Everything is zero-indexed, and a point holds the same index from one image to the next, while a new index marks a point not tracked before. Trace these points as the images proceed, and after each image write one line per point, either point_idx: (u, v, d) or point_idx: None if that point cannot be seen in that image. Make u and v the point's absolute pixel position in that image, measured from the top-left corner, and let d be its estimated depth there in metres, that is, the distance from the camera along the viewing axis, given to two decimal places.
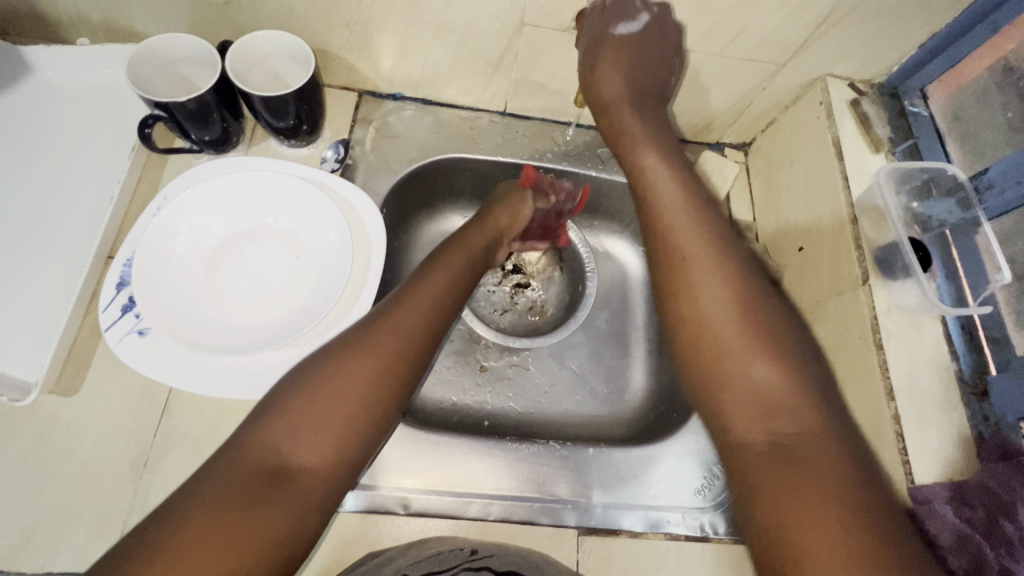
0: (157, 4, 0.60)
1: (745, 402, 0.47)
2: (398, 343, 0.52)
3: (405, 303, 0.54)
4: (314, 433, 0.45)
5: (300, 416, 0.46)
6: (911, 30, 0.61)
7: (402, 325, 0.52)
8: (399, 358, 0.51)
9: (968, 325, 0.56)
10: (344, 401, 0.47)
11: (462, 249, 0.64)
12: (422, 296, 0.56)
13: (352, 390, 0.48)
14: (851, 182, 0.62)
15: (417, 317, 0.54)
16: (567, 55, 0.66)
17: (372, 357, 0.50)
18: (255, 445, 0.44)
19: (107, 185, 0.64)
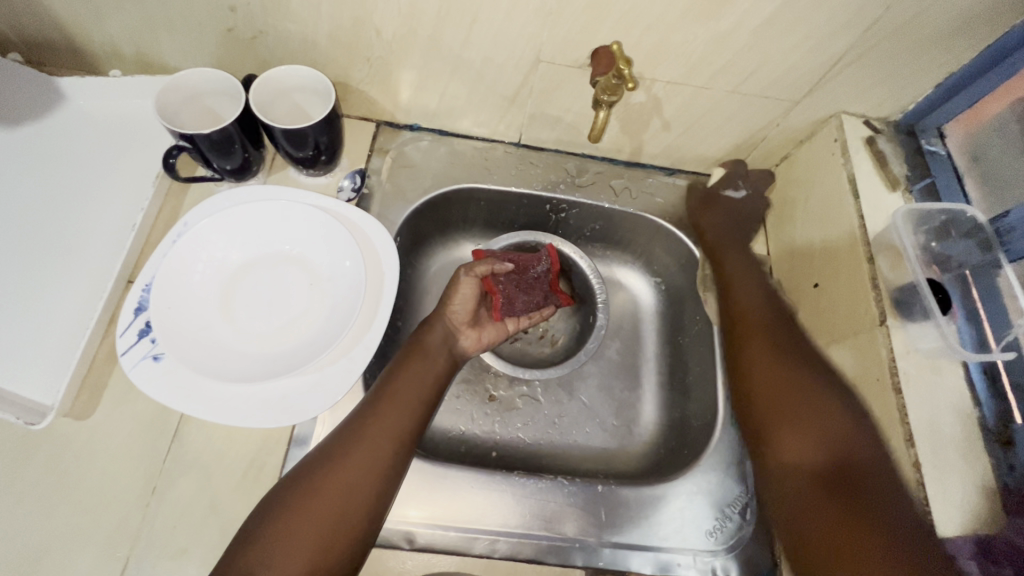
0: (187, 39, 0.62)
1: (794, 433, 0.56)
2: (381, 439, 0.55)
3: (385, 400, 0.58)
4: (307, 536, 0.48)
5: (293, 523, 0.48)
6: (927, 70, 0.61)
7: (383, 421, 0.56)
8: (382, 455, 0.54)
9: (991, 370, 0.54)
10: (322, 513, 0.49)
11: (421, 352, 0.64)
12: (401, 389, 0.59)
13: (338, 491, 0.51)
14: (868, 220, 0.62)
15: (400, 408, 0.58)
16: (581, 91, 0.67)
17: (358, 455, 0.53)
18: (254, 555, 0.47)
19: (131, 211, 0.65)
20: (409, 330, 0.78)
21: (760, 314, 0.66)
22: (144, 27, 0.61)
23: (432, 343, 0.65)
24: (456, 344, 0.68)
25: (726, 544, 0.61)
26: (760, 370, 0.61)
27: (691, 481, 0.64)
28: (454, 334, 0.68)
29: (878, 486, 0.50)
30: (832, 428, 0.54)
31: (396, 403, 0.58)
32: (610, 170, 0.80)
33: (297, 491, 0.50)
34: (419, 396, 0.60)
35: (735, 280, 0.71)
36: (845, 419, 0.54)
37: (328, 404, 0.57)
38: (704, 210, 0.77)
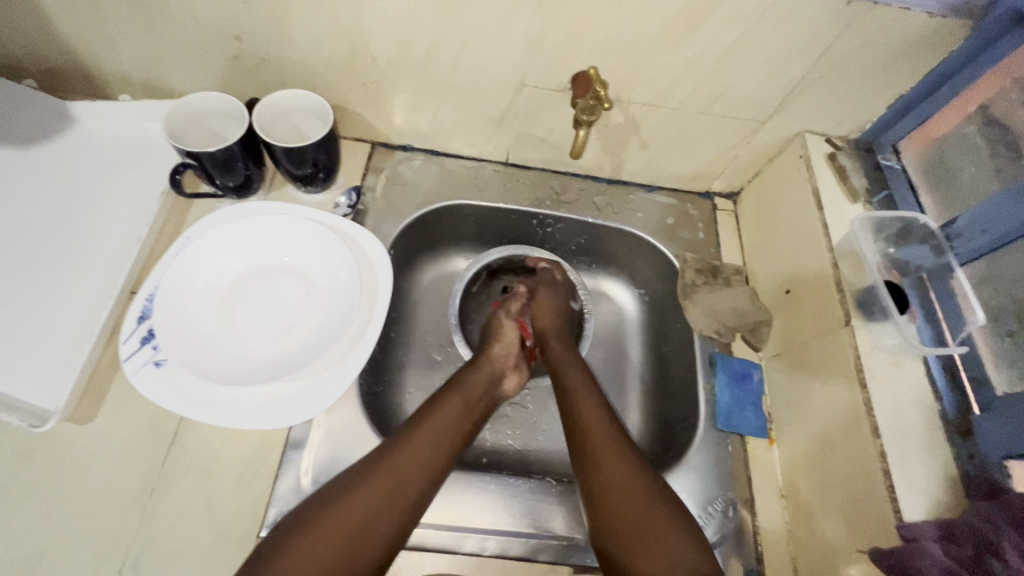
0: (195, 66, 0.67)
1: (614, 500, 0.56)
2: (416, 463, 0.57)
3: (423, 427, 0.60)
4: (342, 534, 0.51)
5: (327, 529, 0.50)
6: (879, 92, 0.66)
7: (421, 446, 0.58)
8: (416, 478, 0.56)
9: (950, 367, 0.58)
10: (363, 506, 0.52)
11: (462, 390, 0.66)
12: (439, 418, 0.61)
13: (369, 507, 0.52)
14: (831, 229, 0.66)
15: (439, 437, 0.60)
16: (564, 112, 0.72)
17: (394, 476, 0.55)
18: (283, 556, 0.48)
19: (137, 225, 0.69)
20: (402, 340, 0.80)
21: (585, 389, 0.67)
22: (155, 54, 0.65)
23: (474, 382, 0.67)
24: (500, 390, 0.70)
25: (710, 540, 0.63)
26: (591, 420, 0.63)
27: (674, 480, 0.67)
28: (499, 379, 0.70)
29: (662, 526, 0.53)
30: (619, 477, 0.57)
31: (433, 431, 0.60)
32: (593, 187, 0.85)
33: (332, 501, 0.52)
34: (455, 427, 0.62)
35: (566, 371, 0.69)
36: (642, 474, 0.58)
37: (323, 406, 0.59)
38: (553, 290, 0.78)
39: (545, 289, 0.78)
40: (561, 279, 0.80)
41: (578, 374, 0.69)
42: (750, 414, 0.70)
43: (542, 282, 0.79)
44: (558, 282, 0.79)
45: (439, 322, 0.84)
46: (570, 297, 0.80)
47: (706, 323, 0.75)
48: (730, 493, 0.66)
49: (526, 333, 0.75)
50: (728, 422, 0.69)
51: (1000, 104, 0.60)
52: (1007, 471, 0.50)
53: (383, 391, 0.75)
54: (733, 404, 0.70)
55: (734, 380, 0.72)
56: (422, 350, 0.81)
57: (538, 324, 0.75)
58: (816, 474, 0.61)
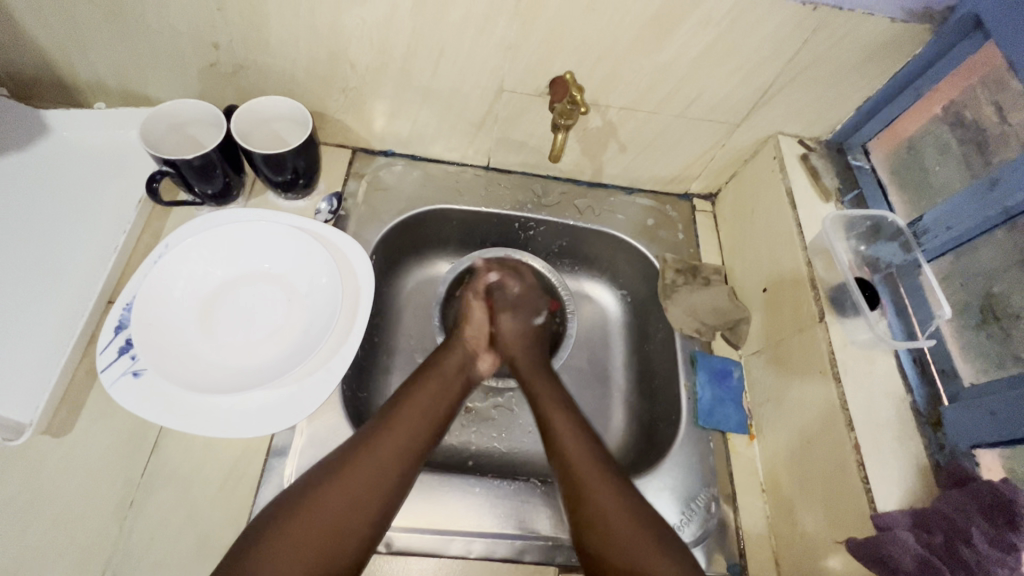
0: (172, 74, 0.67)
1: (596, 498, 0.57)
2: (388, 458, 0.56)
3: (394, 419, 0.59)
4: (321, 526, 0.50)
5: (307, 523, 0.50)
6: (847, 94, 0.68)
7: (393, 439, 0.57)
8: (388, 473, 0.55)
9: (920, 359, 0.60)
10: (342, 498, 0.52)
11: (437, 375, 0.66)
12: (411, 411, 0.61)
13: (341, 503, 0.52)
14: (805, 228, 0.68)
15: (410, 430, 0.59)
16: (543, 117, 0.73)
17: (366, 472, 0.54)
18: (254, 560, 0.48)
19: (114, 233, 0.68)
20: (386, 345, 0.80)
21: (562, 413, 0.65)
22: (130, 62, 0.65)
23: (448, 364, 0.68)
24: (473, 369, 0.71)
25: (693, 537, 0.64)
26: (573, 449, 0.61)
27: (657, 478, 0.68)
28: (474, 359, 0.72)
29: (648, 549, 0.53)
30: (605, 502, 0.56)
31: (406, 424, 0.59)
32: (574, 190, 0.86)
33: (301, 501, 0.51)
34: (428, 418, 0.61)
35: (535, 380, 0.70)
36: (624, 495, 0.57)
37: (306, 413, 0.59)
38: (518, 314, 0.77)
39: (507, 311, 0.76)
40: (519, 292, 0.79)
41: (544, 383, 0.69)
42: (731, 411, 0.71)
43: (501, 303, 0.77)
44: (518, 301, 0.78)
45: (423, 326, 0.84)
46: (533, 313, 0.78)
47: (686, 323, 0.76)
48: (712, 489, 0.67)
49: (503, 314, 0.76)
50: (709, 419, 0.70)
51: (966, 105, 0.61)
52: (974, 458, 0.53)
53: (367, 396, 0.75)
54: (713, 401, 0.71)
55: (715, 377, 0.73)
56: (406, 354, 0.81)
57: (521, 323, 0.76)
58: (795, 468, 0.62)
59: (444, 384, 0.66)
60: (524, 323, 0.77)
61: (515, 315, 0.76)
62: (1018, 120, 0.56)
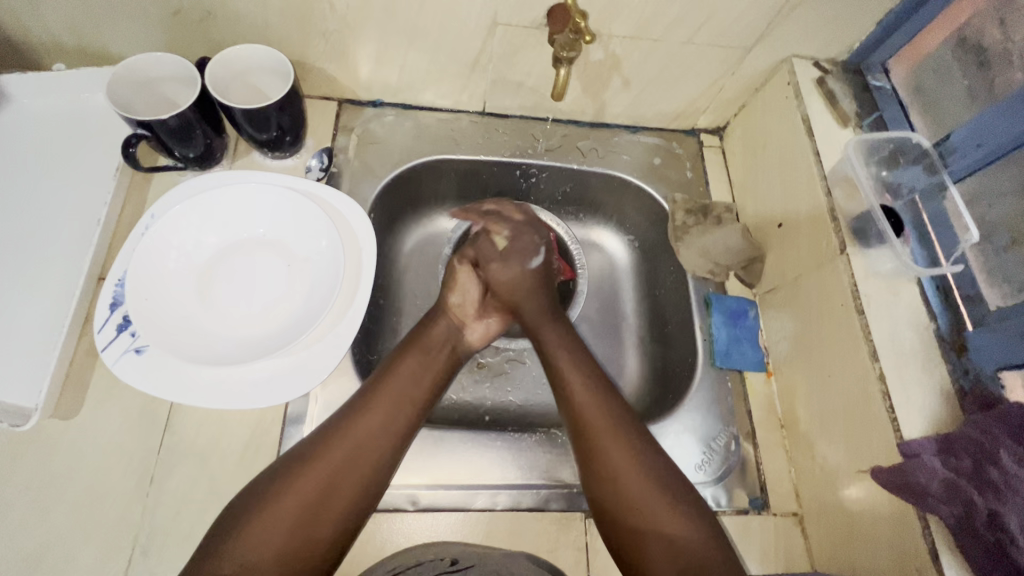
0: (134, 25, 0.61)
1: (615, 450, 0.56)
2: (362, 443, 0.54)
3: (374, 400, 0.57)
4: (299, 507, 0.50)
5: (286, 503, 0.50)
6: (868, 8, 0.63)
7: (369, 425, 0.55)
8: (366, 458, 0.54)
9: (943, 285, 0.58)
10: (317, 483, 0.51)
11: (421, 347, 0.63)
12: (389, 394, 0.58)
13: (312, 490, 0.51)
14: (823, 157, 0.64)
15: (386, 420, 0.56)
16: (540, 52, 0.68)
17: (339, 460, 0.53)
18: (241, 526, 0.48)
19: (94, 205, 0.64)
20: (392, 307, 0.78)
21: (575, 372, 0.62)
22: (85, 13, 0.59)
23: (432, 338, 0.64)
24: (463, 339, 0.67)
25: (714, 475, 0.64)
26: (585, 401, 0.59)
27: (677, 420, 0.67)
28: (462, 329, 0.67)
29: (661, 510, 0.53)
30: (618, 459, 0.55)
31: (384, 407, 0.57)
32: (575, 132, 0.81)
33: (286, 477, 0.51)
34: (413, 399, 0.59)
35: (547, 333, 0.66)
36: (636, 446, 0.56)
37: (318, 379, 0.57)
38: (508, 263, 0.66)
39: (495, 263, 0.67)
40: (508, 239, 0.68)
41: (552, 333, 0.66)
42: (747, 350, 0.70)
43: (487, 256, 0.68)
44: (508, 248, 0.67)
45: (428, 286, 0.81)
46: (529, 255, 0.67)
47: (699, 265, 0.74)
48: (732, 428, 0.67)
49: (494, 266, 0.67)
50: (726, 359, 0.69)
51: (974, 24, 0.60)
52: (1000, 381, 0.52)
53: (377, 359, 0.73)
54: (730, 341, 0.70)
55: (731, 318, 0.72)
56: (413, 314, 0.79)
57: (507, 296, 0.67)
58: (815, 402, 0.62)
59: (425, 362, 0.62)
60: (520, 268, 0.67)
61: (506, 264, 0.67)
62: (1020, 37, 0.56)
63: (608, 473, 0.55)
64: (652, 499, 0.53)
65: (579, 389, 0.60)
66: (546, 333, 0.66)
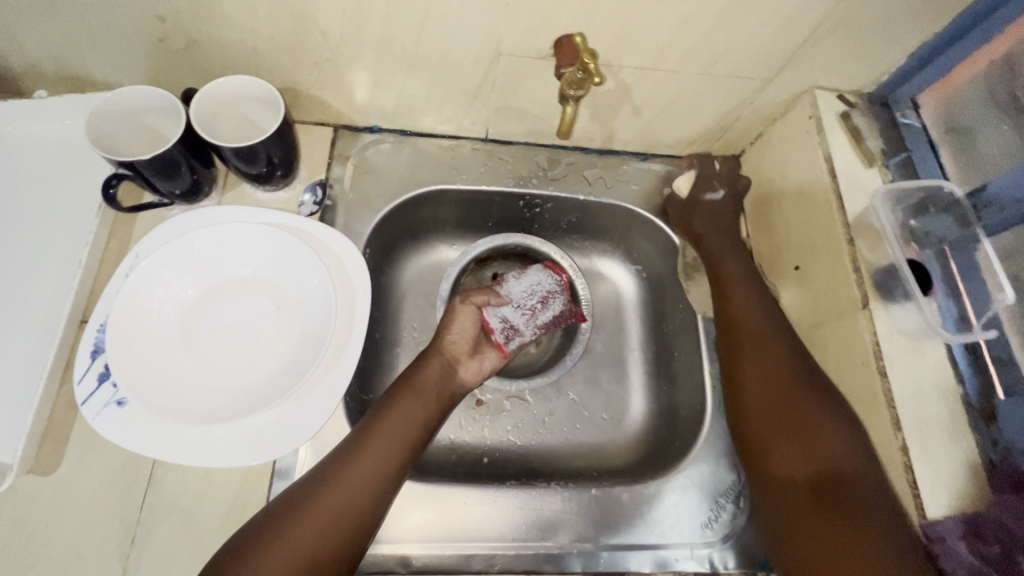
0: (116, 53, 0.57)
1: (751, 374, 0.60)
2: (355, 490, 0.52)
3: (365, 446, 0.54)
4: (286, 563, 0.47)
5: (272, 559, 0.47)
6: (899, 41, 0.59)
7: (360, 470, 0.53)
8: (357, 506, 0.51)
9: (972, 346, 0.54)
10: (306, 535, 0.48)
11: (414, 388, 0.60)
12: (382, 436, 0.55)
13: (300, 544, 0.48)
14: (846, 200, 0.60)
15: (371, 472, 0.53)
16: (546, 82, 0.64)
17: (319, 514, 0.50)
18: None
19: (75, 242, 0.61)
20: (387, 341, 0.75)
21: (745, 290, 0.66)
22: (65, 41, 0.56)
23: (426, 379, 0.61)
24: (456, 381, 0.64)
25: (721, 533, 0.62)
26: (746, 310, 0.64)
27: (684, 474, 0.64)
28: (454, 369, 0.64)
29: (827, 431, 0.53)
30: (752, 390, 0.59)
31: (376, 452, 0.54)
32: (582, 159, 0.78)
33: (269, 534, 0.48)
34: (405, 439, 0.56)
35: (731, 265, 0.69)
36: (790, 368, 0.58)
37: (306, 435, 0.54)
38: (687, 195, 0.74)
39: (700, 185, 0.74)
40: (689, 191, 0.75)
41: (734, 263, 0.69)
42: None
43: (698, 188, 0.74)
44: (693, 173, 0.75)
45: (426, 317, 0.78)
46: (710, 189, 0.75)
47: None
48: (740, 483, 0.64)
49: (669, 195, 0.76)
50: None
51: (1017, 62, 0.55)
52: None
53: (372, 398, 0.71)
54: None
55: None
56: (411, 347, 0.76)
57: (694, 227, 0.73)
58: None
59: (420, 403, 0.59)
60: (707, 207, 0.74)
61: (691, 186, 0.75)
62: None
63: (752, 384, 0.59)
64: (804, 419, 0.54)
65: (742, 306, 0.65)
66: (726, 259, 0.70)
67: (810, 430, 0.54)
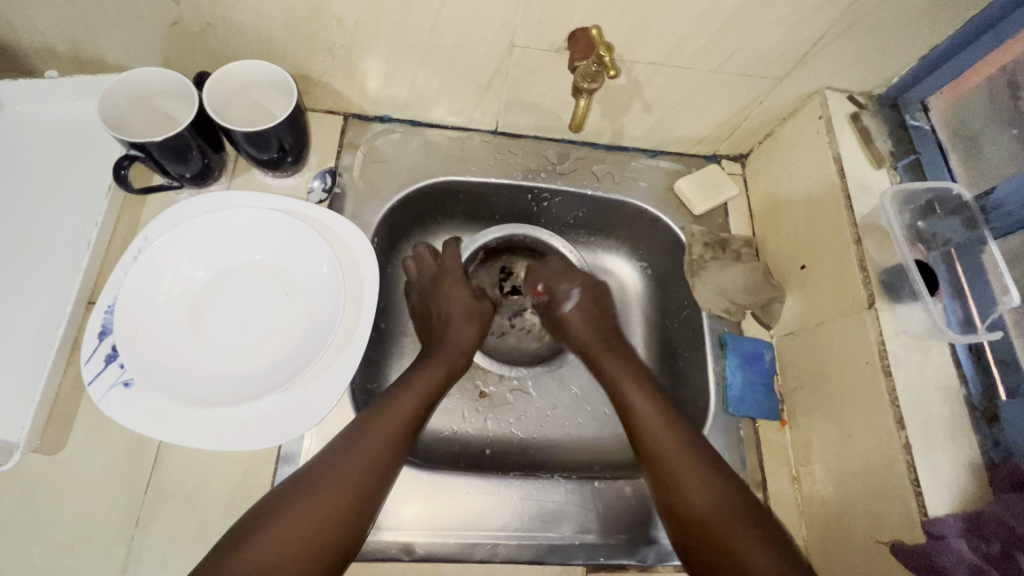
0: (129, 34, 0.57)
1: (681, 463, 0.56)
2: (384, 445, 0.54)
3: (392, 406, 0.57)
4: (321, 514, 0.49)
5: (308, 509, 0.48)
6: (912, 44, 0.59)
7: (388, 427, 0.55)
8: (386, 461, 0.53)
9: (976, 348, 0.54)
10: (340, 487, 0.50)
11: (438, 361, 0.64)
12: (408, 398, 0.58)
13: (336, 494, 0.50)
14: (855, 201, 0.61)
15: (390, 429, 0.55)
16: (558, 75, 0.64)
17: (342, 472, 0.51)
18: (257, 539, 0.46)
19: (84, 223, 0.61)
20: (393, 331, 0.75)
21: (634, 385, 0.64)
22: (79, 21, 0.55)
23: (450, 348, 0.66)
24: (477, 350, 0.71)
25: None
26: (648, 414, 0.61)
27: None
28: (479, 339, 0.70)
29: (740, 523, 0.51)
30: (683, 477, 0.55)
31: (403, 412, 0.57)
32: (591, 154, 0.78)
33: (303, 487, 0.50)
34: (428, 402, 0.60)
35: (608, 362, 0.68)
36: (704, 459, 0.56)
37: (312, 420, 0.54)
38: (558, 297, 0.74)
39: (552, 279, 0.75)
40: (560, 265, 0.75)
41: (612, 361, 0.68)
42: (762, 396, 0.68)
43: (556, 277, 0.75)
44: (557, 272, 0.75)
45: None
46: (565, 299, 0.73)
47: (716, 303, 0.71)
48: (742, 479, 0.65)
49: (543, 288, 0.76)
50: (739, 406, 0.67)
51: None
52: None
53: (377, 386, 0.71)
54: (744, 386, 0.67)
55: (746, 361, 0.69)
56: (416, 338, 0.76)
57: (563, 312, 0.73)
58: (831, 460, 0.59)
59: (445, 372, 0.64)
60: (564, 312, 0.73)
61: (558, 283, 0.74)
62: None
63: (680, 479, 0.55)
64: (731, 519, 0.52)
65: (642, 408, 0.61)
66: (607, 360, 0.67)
67: (737, 521, 0.52)
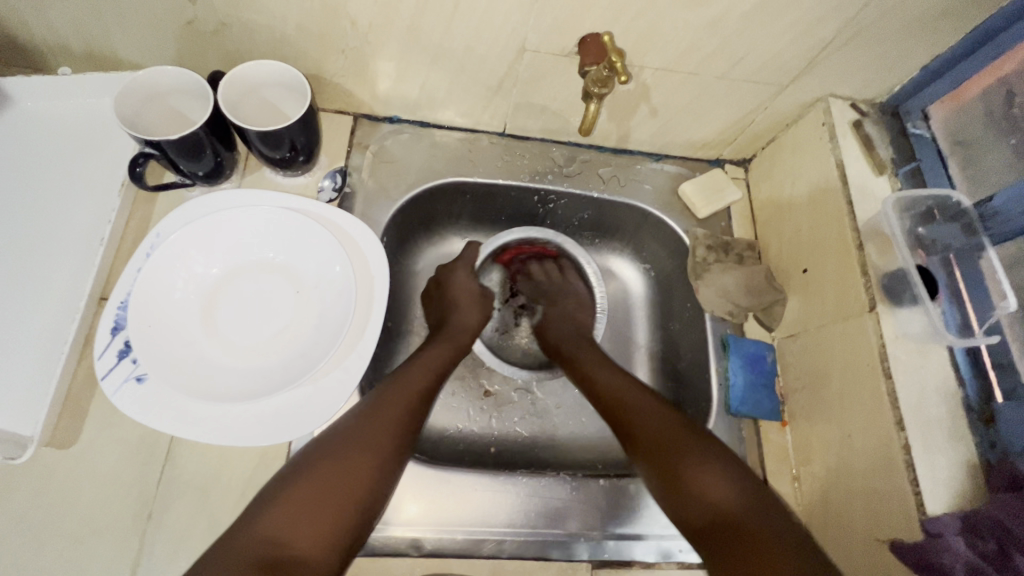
0: (144, 33, 0.58)
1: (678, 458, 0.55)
2: (405, 405, 0.56)
3: (406, 373, 0.59)
4: (349, 468, 0.50)
5: (335, 465, 0.50)
6: (914, 53, 0.60)
7: (406, 389, 0.57)
8: (407, 419, 0.55)
9: (973, 351, 0.56)
10: (366, 443, 0.52)
11: (448, 338, 0.67)
12: (422, 366, 0.61)
13: (361, 450, 0.51)
14: (857, 207, 0.62)
15: (412, 396, 0.57)
16: (567, 79, 0.65)
17: (366, 436, 0.52)
18: (285, 499, 0.47)
19: (96, 220, 0.61)
20: (399, 330, 0.76)
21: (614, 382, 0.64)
22: (95, 20, 0.56)
23: (459, 324, 0.69)
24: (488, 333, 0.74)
25: None
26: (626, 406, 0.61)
27: None
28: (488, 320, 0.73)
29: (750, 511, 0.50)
30: (685, 471, 0.54)
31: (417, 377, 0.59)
32: (597, 157, 0.79)
33: (328, 447, 0.51)
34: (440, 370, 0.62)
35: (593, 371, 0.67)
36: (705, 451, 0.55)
37: (322, 417, 0.55)
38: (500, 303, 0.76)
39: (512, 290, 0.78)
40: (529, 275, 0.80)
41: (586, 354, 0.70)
42: (764, 398, 0.68)
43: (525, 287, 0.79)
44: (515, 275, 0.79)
45: None
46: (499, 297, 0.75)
47: (718, 305, 0.73)
48: None
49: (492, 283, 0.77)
50: (742, 406, 0.68)
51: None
52: None
53: None
54: (746, 387, 0.68)
55: (748, 363, 0.70)
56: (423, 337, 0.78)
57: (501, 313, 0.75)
58: (832, 460, 0.60)
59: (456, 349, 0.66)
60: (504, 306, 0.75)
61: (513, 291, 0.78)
62: None
63: (686, 474, 0.54)
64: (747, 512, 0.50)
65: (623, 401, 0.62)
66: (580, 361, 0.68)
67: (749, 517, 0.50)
